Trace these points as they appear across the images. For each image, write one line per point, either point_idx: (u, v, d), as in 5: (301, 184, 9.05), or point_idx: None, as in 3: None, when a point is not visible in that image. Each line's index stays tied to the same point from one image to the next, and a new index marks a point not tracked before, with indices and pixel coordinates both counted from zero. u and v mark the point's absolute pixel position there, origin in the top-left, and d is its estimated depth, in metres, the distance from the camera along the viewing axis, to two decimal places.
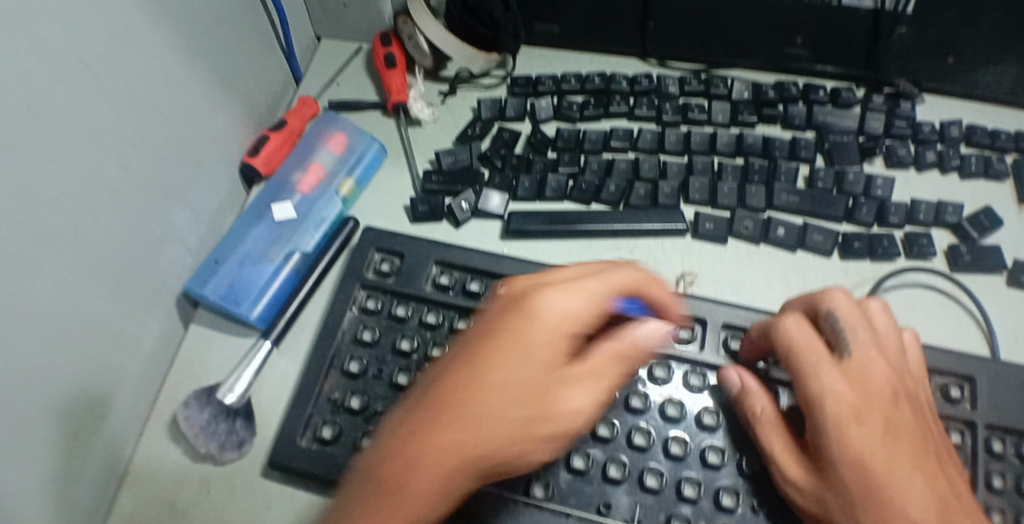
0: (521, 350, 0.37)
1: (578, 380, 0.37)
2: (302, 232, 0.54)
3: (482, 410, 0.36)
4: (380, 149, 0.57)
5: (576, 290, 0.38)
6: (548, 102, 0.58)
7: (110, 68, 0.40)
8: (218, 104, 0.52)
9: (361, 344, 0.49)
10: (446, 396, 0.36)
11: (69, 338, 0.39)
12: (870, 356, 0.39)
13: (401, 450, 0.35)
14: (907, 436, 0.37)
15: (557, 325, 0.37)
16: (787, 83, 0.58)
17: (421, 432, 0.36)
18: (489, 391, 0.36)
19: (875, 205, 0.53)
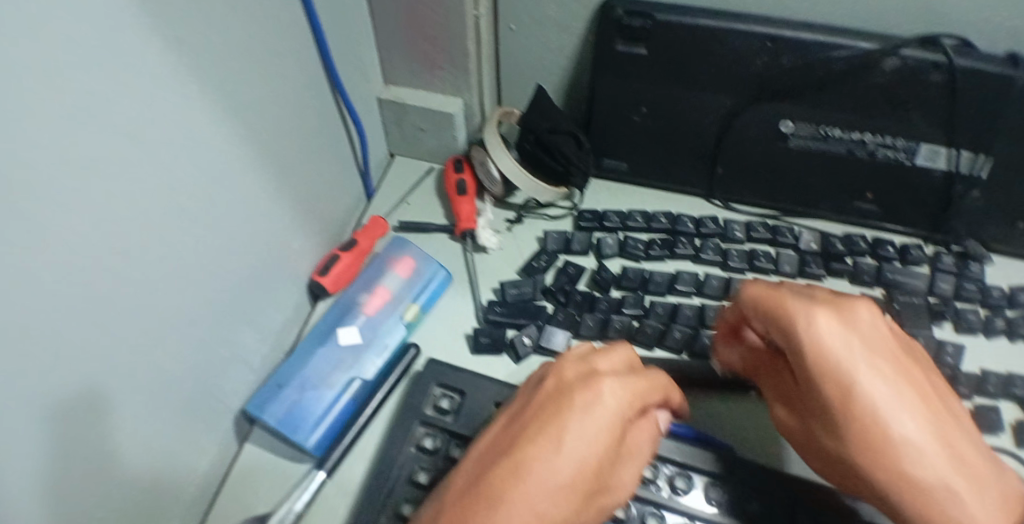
0: (587, 414, 0.36)
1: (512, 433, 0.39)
2: (364, 358, 0.54)
3: (548, 455, 0.35)
4: (446, 276, 0.58)
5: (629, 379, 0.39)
6: (614, 240, 0.59)
7: (192, 202, 0.42)
8: (292, 224, 0.54)
9: (415, 486, 0.47)
10: (506, 463, 0.35)
11: (126, 468, 0.39)
12: (833, 341, 0.36)
13: (491, 500, 0.33)
14: (863, 401, 0.34)
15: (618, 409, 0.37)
16: (855, 236, 0.58)
17: (505, 473, 0.34)
18: (542, 444, 0.35)
19: (946, 374, 0.52)
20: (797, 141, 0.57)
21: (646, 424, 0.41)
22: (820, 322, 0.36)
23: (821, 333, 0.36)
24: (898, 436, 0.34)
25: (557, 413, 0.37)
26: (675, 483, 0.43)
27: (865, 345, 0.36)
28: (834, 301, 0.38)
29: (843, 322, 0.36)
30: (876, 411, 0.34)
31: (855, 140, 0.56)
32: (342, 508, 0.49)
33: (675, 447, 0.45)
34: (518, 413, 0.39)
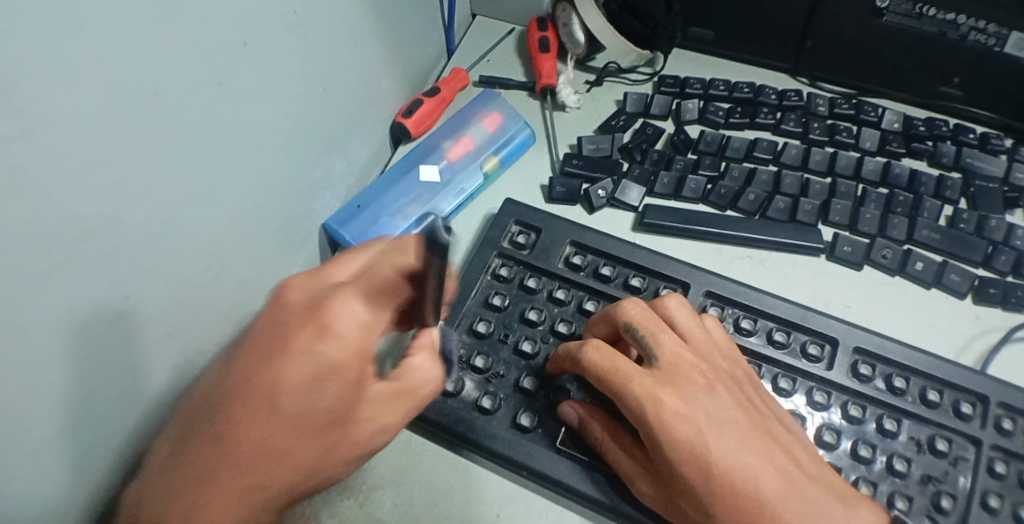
0: (318, 352, 0.34)
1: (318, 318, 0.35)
2: (441, 196, 0.55)
3: (242, 450, 0.31)
4: (529, 135, 0.58)
5: (344, 263, 0.39)
6: (695, 104, 0.59)
7: (297, 6, 0.43)
8: (382, 62, 0.55)
9: (490, 308, 0.50)
10: (263, 373, 0.33)
11: (228, 257, 0.42)
12: (654, 405, 0.39)
13: (241, 404, 0.32)
14: (739, 485, 0.38)
15: (352, 338, 0.35)
16: (937, 121, 0.59)
17: (249, 384, 0.33)
18: (260, 404, 0.32)
19: (1013, 255, 0.53)
20: (891, 16, 0.56)
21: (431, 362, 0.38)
22: (664, 399, 0.40)
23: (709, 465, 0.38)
24: (705, 435, 0.39)
25: (299, 358, 0.34)
26: (891, 382, 0.46)
27: (708, 421, 0.39)
28: (709, 391, 0.41)
29: (648, 310, 0.45)
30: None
31: (948, 20, 0.55)
32: None
33: (747, 292, 0.50)
34: (278, 334, 0.34)
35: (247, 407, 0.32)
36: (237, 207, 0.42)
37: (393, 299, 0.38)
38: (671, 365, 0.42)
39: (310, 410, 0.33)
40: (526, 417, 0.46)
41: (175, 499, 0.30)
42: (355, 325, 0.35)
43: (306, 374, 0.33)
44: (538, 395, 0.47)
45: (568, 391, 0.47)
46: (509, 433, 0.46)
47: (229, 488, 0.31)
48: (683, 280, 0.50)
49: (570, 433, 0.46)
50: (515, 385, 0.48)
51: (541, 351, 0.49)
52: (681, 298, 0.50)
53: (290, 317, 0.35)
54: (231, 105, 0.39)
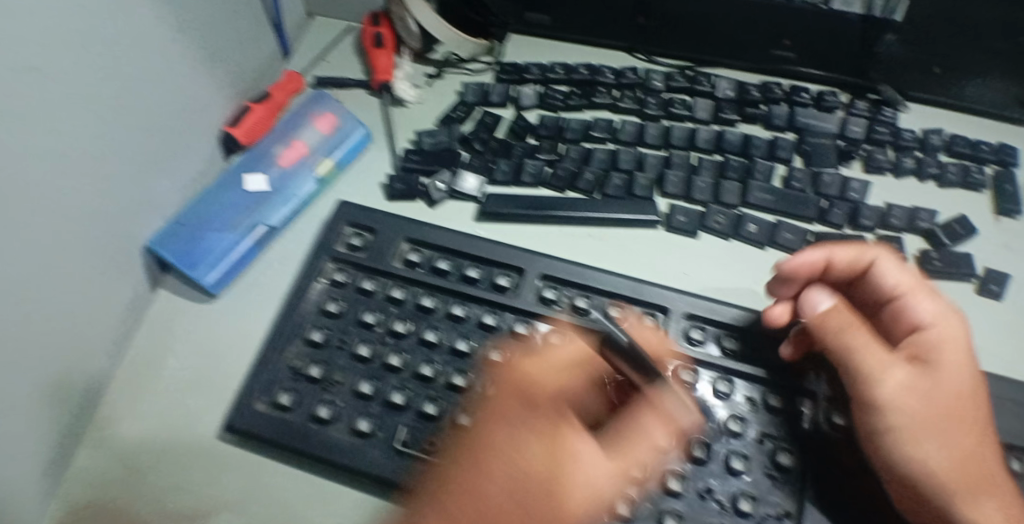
0: (524, 403, 0.39)
1: (513, 415, 0.39)
2: (270, 206, 0.54)
3: (514, 493, 0.36)
4: (365, 134, 0.57)
5: (557, 360, 0.42)
6: (533, 90, 0.59)
7: (89, 25, 0.41)
8: (201, 75, 0.54)
9: (325, 316, 0.49)
10: (472, 452, 0.38)
11: (36, 289, 0.40)
12: (900, 412, 0.41)
13: (463, 469, 0.37)
14: (886, 454, 0.41)
15: (543, 399, 0.40)
16: (772, 84, 0.59)
17: (467, 463, 0.37)
18: (496, 470, 0.37)
19: (848, 207, 0.53)
20: None
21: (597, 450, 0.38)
22: (928, 417, 0.41)
23: (933, 398, 0.41)
24: (920, 423, 0.41)
25: (491, 447, 0.38)
26: (722, 343, 0.47)
27: (946, 412, 0.41)
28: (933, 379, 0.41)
29: (559, 364, 0.42)
30: (967, 482, 0.40)
31: None
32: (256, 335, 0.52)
33: (580, 272, 0.49)
34: (495, 408, 0.39)
35: (469, 474, 0.37)
36: (40, 239, 0.40)
37: (570, 402, 0.42)
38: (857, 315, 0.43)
39: (527, 478, 0.37)
40: (364, 422, 0.46)
41: (448, 507, 0.36)
42: (546, 385, 0.40)
43: (516, 461, 0.37)
44: (377, 398, 0.47)
45: (408, 390, 0.46)
46: (349, 440, 0.46)
47: (485, 512, 0.36)
48: (518, 265, 0.49)
49: (407, 432, 0.45)
50: (353, 392, 0.47)
51: (379, 354, 0.48)
52: (517, 284, 0.49)
53: (501, 391, 0.40)
54: (22, 135, 0.37)
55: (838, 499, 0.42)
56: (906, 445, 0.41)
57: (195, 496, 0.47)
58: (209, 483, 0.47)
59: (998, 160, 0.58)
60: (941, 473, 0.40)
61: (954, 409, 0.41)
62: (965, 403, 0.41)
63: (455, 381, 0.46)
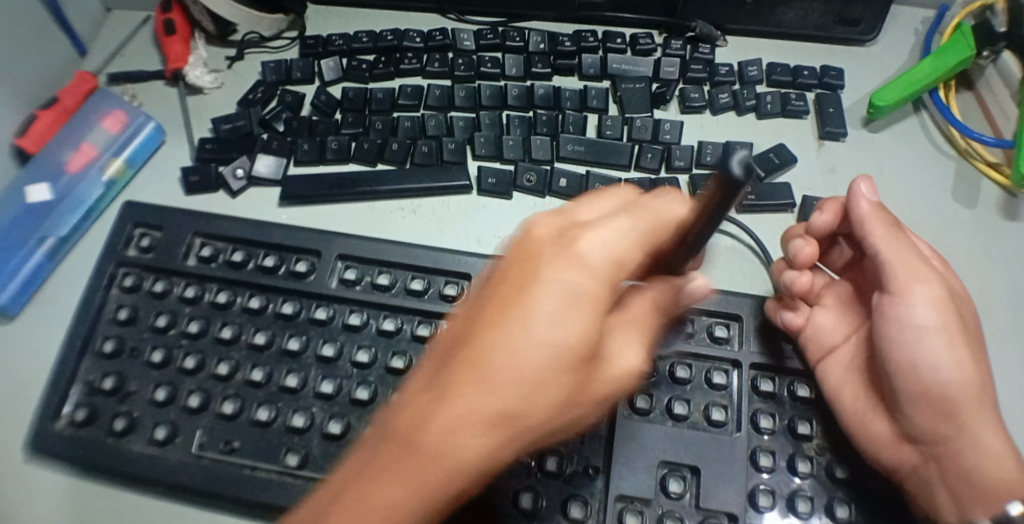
0: (557, 264, 0.30)
1: (505, 306, 0.29)
2: (57, 217, 0.52)
3: (509, 407, 0.28)
4: (158, 128, 0.55)
5: (623, 233, 0.31)
6: (335, 62, 0.56)
7: None
8: None
9: (116, 323, 0.47)
10: (464, 352, 0.29)
11: None
12: (933, 321, 0.40)
13: (423, 401, 0.29)
14: (925, 366, 0.40)
15: (599, 267, 0.30)
16: (585, 33, 0.57)
17: (452, 367, 0.29)
18: (488, 358, 0.28)
19: (659, 150, 0.52)
20: None
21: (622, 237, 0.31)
22: (961, 339, 0.41)
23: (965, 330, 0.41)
24: (954, 336, 0.40)
25: (523, 278, 0.30)
26: None
27: (973, 336, 0.42)
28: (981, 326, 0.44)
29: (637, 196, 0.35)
30: (978, 397, 0.40)
31: None
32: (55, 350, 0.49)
33: (379, 247, 0.47)
34: (520, 261, 0.31)
35: (462, 375, 0.29)
36: None
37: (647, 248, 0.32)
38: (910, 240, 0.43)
39: (546, 358, 0.28)
40: (160, 430, 0.44)
41: (412, 398, 0.29)
42: (603, 258, 0.30)
43: (550, 338, 0.28)
44: (175, 404, 0.44)
45: (206, 391, 0.44)
46: (148, 450, 0.44)
47: (468, 409, 0.28)
48: (314, 249, 0.47)
49: (205, 435, 0.43)
50: (148, 400, 0.45)
51: (174, 357, 0.45)
52: (315, 268, 0.47)
53: (516, 267, 0.31)
54: None
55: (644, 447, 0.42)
56: (926, 361, 0.40)
57: None
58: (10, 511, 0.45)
59: (818, 84, 0.57)
60: (962, 386, 0.40)
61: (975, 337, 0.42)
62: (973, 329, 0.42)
63: (252, 377, 0.44)
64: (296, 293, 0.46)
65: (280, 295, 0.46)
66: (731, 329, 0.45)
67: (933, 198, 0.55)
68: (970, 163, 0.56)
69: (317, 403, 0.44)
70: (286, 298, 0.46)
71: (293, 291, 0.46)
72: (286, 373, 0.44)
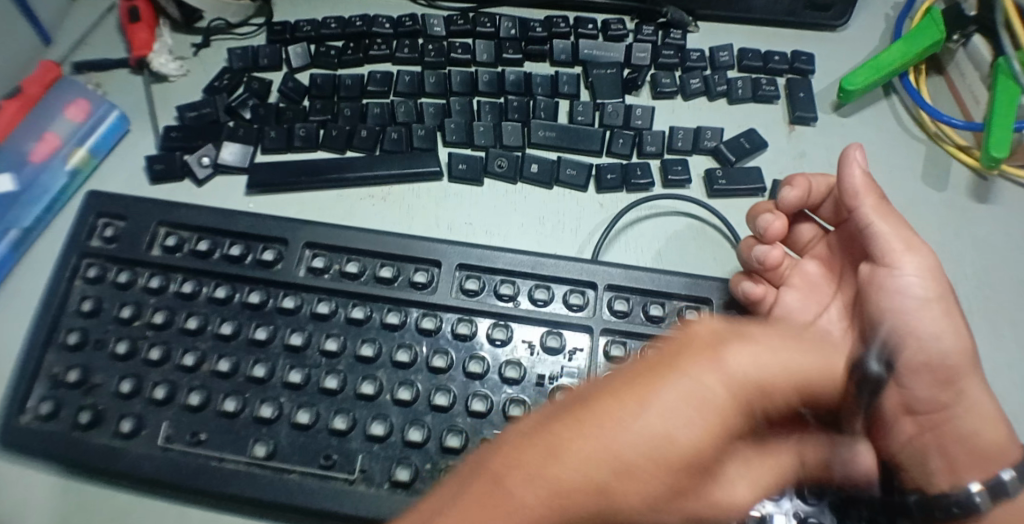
0: (709, 401, 0.28)
1: (647, 403, 0.28)
2: (20, 209, 0.50)
3: (620, 476, 0.27)
4: (122, 116, 0.54)
5: (766, 353, 0.30)
6: (303, 49, 0.56)
7: None
8: None
9: (80, 315, 0.46)
10: (549, 440, 0.27)
11: None
12: (921, 290, 0.41)
13: (517, 462, 0.27)
14: (923, 337, 0.40)
15: (725, 400, 0.28)
16: (556, 18, 0.57)
17: (530, 458, 0.27)
18: (591, 449, 0.27)
19: (631, 136, 0.52)
20: None
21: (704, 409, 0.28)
22: (954, 311, 0.41)
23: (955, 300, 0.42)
24: (943, 306, 0.41)
25: (674, 378, 0.28)
26: (498, 289, 0.45)
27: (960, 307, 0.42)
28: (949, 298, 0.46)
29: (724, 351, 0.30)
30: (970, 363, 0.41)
31: None
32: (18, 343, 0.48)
33: (348, 235, 0.47)
34: (664, 355, 0.29)
35: (547, 455, 0.27)
36: None
37: (745, 415, 0.29)
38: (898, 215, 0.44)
39: (641, 448, 0.27)
40: (126, 422, 0.43)
41: (509, 458, 0.27)
42: (737, 386, 0.29)
43: (674, 442, 0.27)
44: (140, 396, 0.44)
45: (173, 383, 0.44)
46: (113, 443, 0.43)
47: (549, 481, 0.26)
48: (281, 237, 0.47)
49: (171, 427, 0.43)
50: (113, 393, 0.44)
51: (140, 348, 0.45)
52: (282, 256, 0.46)
53: (636, 374, 0.29)
54: None
55: None
56: (926, 332, 0.40)
57: None
58: None
59: (789, 69, 0.57)
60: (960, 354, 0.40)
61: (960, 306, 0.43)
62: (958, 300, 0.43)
63: (219, 367, 0.43)
64: (263, 282, 0.46)
65: (247, 284, 0.46)
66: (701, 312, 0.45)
67: (903, 181, 0.55)
68: (942, 147, 0.56)
69: (286, 393, 0.43)
70: (254, 287, 0.46)
71: (260, 279, 0.45)
72: (253, 363, 0.43)
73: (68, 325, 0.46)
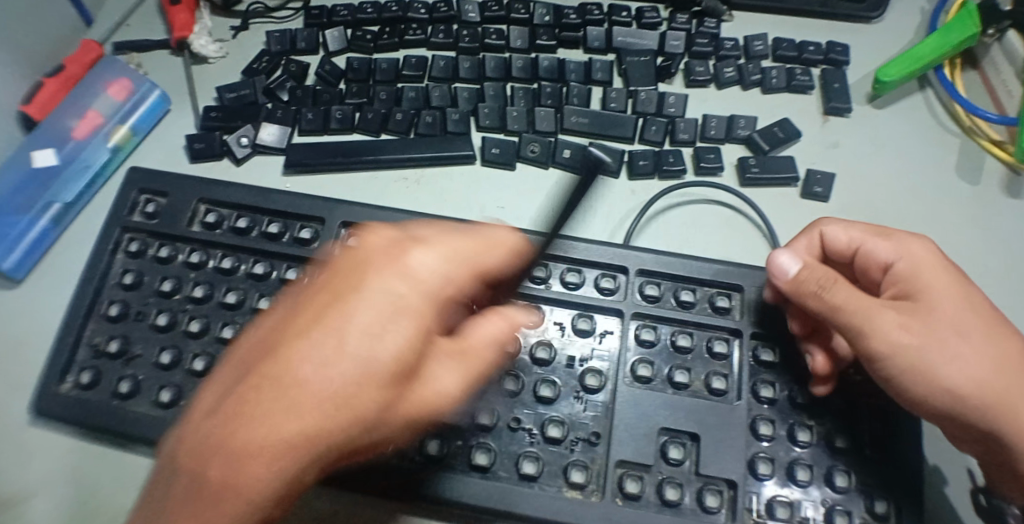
0: (381, 307, 0.31)
1: (320, 312, 0.31)
2: (64, 182, 0.52)
3: (299, 415, 0.29)
4: (163, 96, 0.55)
5: (424, 261, 0.33)
6: (340, 33, 0.56)
7: None
8: None
9: (122, 288, 0.47)
10: (253, 374, 0.30)
11: None
12: (911, 320, 0.39)
13: (243, 385, 0.30)
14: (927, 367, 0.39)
15: (413, 302, 0.32)
16: (591, 5, 0.57)
17: (251, 385, 0.30)
18: (292, 364, 0.30)
19: (664, 123, 0.52)
20: None
21: (375, 302, 0.31)
22: (950, 338, 0.39)
23: (946, 343, 0.39)
24: (948, 341, 0.39)
25: (337, 287, 0.32)
26: (531, 272, 0.46)
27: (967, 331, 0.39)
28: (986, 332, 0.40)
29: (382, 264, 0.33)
30: (993, 401, 0.39)
31: None
32: (59, 314, 0.50)
33: (383, 215, 0.47)
34: (327, 281, 0.33)
35: (265, 365, 0.30)
36: None
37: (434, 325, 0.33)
38: (913, 276, 0.41)
39: (331, 393, 0.30)
40: (166, 392, 0.44)
41: (245, 403, 0.30)
42: (432, 276, 0.33)
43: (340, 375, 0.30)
44: (179, 368, 0.45)
45: (211, 356, 0.45)
46: (151, 413, 0.44)
47: (316, 412, 0.30)
48: (318, 216, 0.47)
49: None
50: (153, 363, 0.45)
51: (179, 321, 0.46)
52: (319, 235, 0.47)
53: (309, 290, 0.33)
54: None
55: (643, 415, 0.42)
56: (947, 362, 0.39)
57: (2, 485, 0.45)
58: (16, 471, 0.45)
59: (824, 60, 0.56)
60: (971, 393, 0.39)
61: (988, 322, 0.40)
62: (988, 327, 0.40)
63: None
64: (300, 260, 0.46)
65: (285, 262, 0.47)
66: (732, 299, 0.45)
67: (937, 175, 0.54)
68: (974, 140, 0.55)
69: None
70: (291, 265, 0.47)
71: (297, 257, 0.46)
72: None
73: (110, 297, 0.47)
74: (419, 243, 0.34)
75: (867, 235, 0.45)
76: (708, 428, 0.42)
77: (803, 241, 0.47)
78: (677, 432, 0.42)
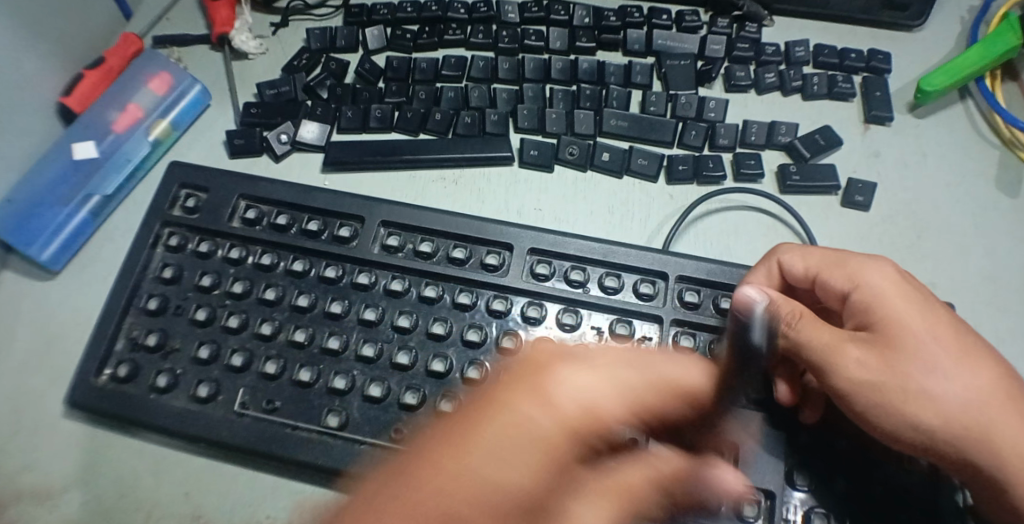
0: (528, 426, 0.31)
1: (507, 440, 0.30)
2: (103, 175, 0.53)
3: (453, 516, 0.28)
4: (202, 91, 0.56)
5: (594, 378, 0.33)
6: (379, 32, 0.57)
7: None
8: (25, 43, 0.50)
9: (161, 282, 0.47)
10: (437, 442, 0.30)
11: None
12: (872, 354, 0.38)
13: (420, 463, 0.30)
14: (900, 404, 0.37)
15: (559, 435, 0.31)
16: (631, 8, 0.57)
17: (404, 475, 0.29)
18: (461, 463, 0.29)
19: (704, 128, 0.52)
20: None
21: (555, 420, 0.31)
22: (918, 375, 0.37)
23: (913, 378, 0.37)
24: (919, 380, 0.37)
25: (517, 423, 0.31)
26: (570, 275, 0.45)
27: (942, 366, 0.37)
28: (971, 364, 0.38)
29: (581, 371, 0.33)
30: (978, 438, 0.37)
31: None
32: (98, 306, 0.50)
33: (421, 215, 0.47)
34: (471, 411, 0.32)
35: (432, 468, 0.29)
36: None
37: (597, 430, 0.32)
38: (872, 308, 0.40)
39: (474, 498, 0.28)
40: (204, 387, 0.44)
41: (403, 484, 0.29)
42: (577, 405, 0.32)
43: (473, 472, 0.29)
44: (217, 363, 0.45)
45: (249, 351, 0.45)
46: (189, 407, 0.44)
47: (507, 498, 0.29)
48: (357, 215, 0.47)
49: (246, 394, 0.44)
50: (191, 358, 0.45)
51: (217, 316, 0.46)
52: (357, 233, 0.47)
53: (476, 409, 0.32)
54: None
55: None
56: (921, 396, 0.37)
57: (42, 474, 0.45)
58: (55, 461, 0.46)
59: (866, 67, 0.56)
60: (947, 429, 0.37)
61: (961, 353, 0.38)
62: (961, 357, 0.38)
63: (295, 337, 0.45)
64: (339, 257, 0.47)
65: (323, 259, 0.47)
66: None
67: (979, 186, 0.54)
68: (1016, 153, 0.55)
69: (359, 366, 0.44)
70: (330, 262, 0.47)
71: (336, 255, 0.46)
72: (328, 335, 0.45)
73: (149, 290, 0.47)
74: (588, 363, 0.34)
75: (823, 264, 0.43)
76: (747, 438, 0.41)
77: (761, 273, 0.45)
78: (715, 441, 0.41)
